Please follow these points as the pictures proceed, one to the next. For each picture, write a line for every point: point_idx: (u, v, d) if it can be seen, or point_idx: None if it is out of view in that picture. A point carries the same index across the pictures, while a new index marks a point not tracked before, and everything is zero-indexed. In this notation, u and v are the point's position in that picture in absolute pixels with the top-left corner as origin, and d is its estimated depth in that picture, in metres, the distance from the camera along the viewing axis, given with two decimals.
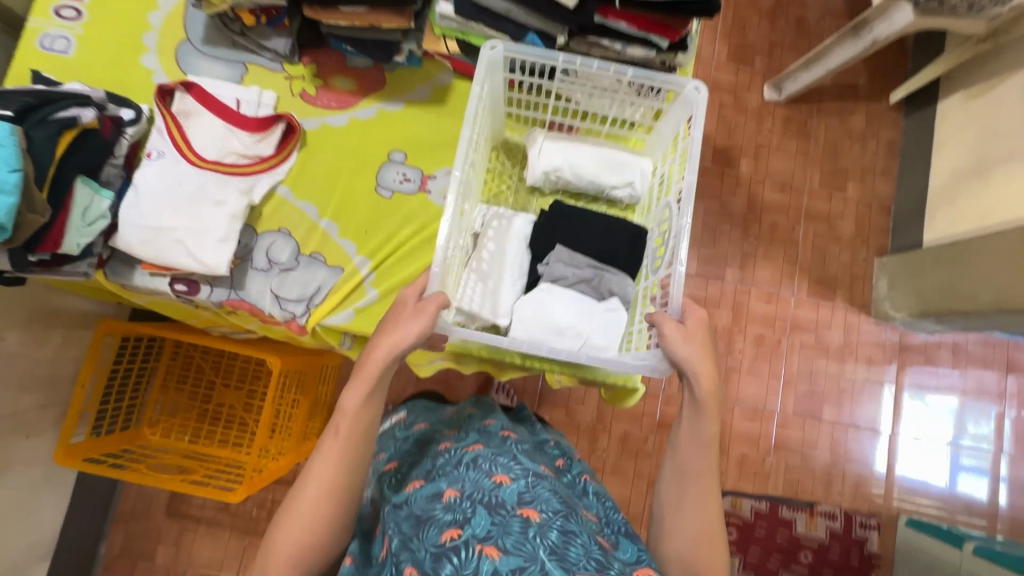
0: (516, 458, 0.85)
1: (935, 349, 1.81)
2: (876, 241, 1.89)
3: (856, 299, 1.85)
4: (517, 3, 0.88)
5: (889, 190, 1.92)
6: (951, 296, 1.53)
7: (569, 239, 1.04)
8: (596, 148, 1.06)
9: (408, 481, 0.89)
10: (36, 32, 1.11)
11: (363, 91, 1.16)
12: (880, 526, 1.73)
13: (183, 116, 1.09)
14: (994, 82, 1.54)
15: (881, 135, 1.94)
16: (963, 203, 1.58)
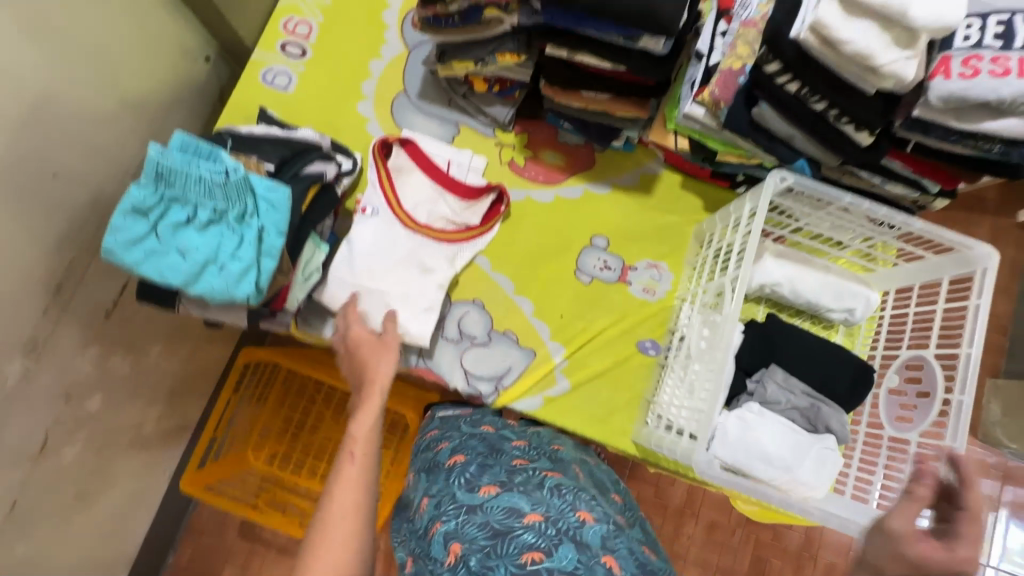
0: (595, 497, 0.72)
1: None
2: (989, 360, 1.58)
3: None
4: (803, 131, 0.85)
5: (1010, 309, 1.62)
6: None
7: (786, 362, 1.01)
8: (826, 272, 1.02)
9: (473, 478, 0.72)
10: (261, 65, 1.10)
11: (571, 168, 1.13)
12: None
13: (396, 172, 1.06)
14: None
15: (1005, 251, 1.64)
16: None
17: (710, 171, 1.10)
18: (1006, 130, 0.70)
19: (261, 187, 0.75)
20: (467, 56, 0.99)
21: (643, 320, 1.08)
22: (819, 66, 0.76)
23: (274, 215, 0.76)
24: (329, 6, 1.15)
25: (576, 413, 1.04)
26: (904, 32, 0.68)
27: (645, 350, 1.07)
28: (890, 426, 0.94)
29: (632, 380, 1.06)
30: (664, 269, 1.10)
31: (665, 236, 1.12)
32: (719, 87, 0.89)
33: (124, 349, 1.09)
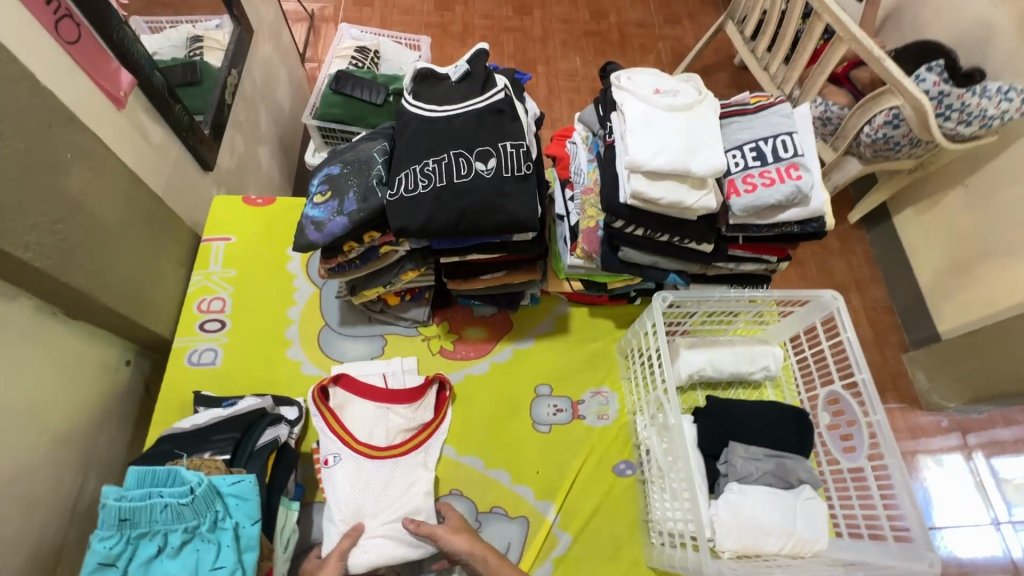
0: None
1: (992, 427, 1.71)
2: (894, 338, 1.87)
3: (904, 397, 1.78)
4: (663, 256, 1.05)
5: (884, 292, 1.94)
6: (995, 381, 1.56)
7: (741, 435, 1.11)
8: (733, 345, 1.18)
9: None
10: (184, 350, 1.16)
11: (494, 335, 1.26)
12: None
13: (339, 409, 1.10)
14: (938, 198, 1.78)
15: (856, 251, 2.01)
16: (968, 294, 1.68)
17: (608, 296, 1.27)
18: (793, 217, 0.94)
19: (225, 485, 0.76)
20: (374, 283, 1.13)
21: (608, 444, 1.16)
22: (651, 214, 0.96)
23: (244, 507, 0.77)
24: (237, 276, 1.26)
25: (588, 562, 1.05)
26: (697, 179, 0.92)
27: (622, 472, 1.13)
28: (844, 459, 1.05)
29: (623, 506, 1.10)
30: (607, 391, 1.22)
31: (595, 361, 1.25)
32: (587, 244, 1.07)
33: None
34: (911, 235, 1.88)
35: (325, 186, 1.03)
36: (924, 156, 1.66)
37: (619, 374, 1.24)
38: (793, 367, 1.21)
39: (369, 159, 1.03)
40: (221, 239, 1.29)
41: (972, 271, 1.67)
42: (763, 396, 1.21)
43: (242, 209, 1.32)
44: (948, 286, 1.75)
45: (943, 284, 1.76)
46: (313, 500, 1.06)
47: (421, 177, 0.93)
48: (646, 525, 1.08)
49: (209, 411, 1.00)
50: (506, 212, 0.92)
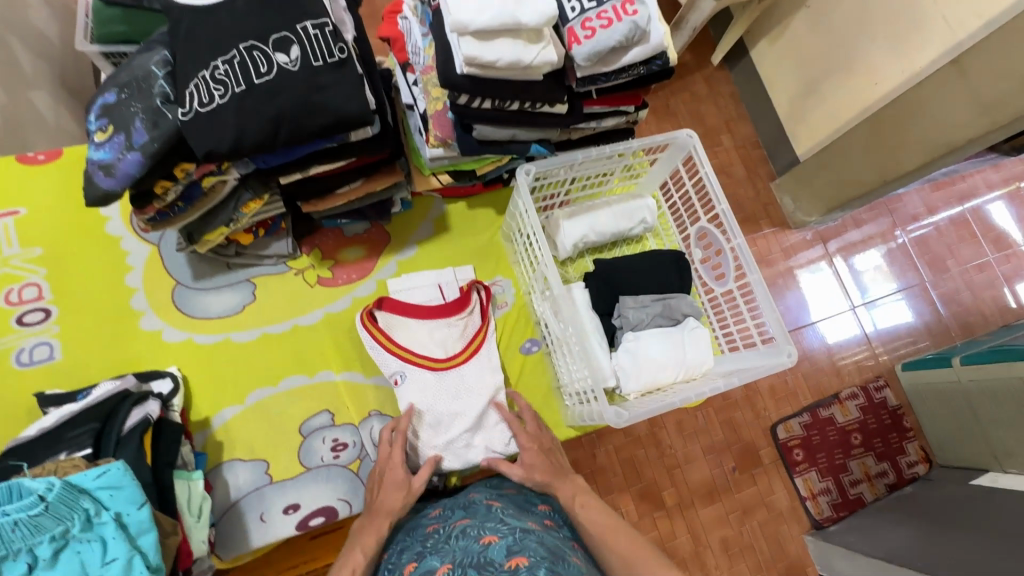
0: (504, 519, 0.75)
1: (845, 230, 1.95)
2: (763, 170, 2.01)
3: (776, 221, 1.97)
4: (520, 127, 0.99)
5: (750, 128, 2.05)
6: (846, 187, 1.73)
7: (630, 288, 1.17)
8: (609, 206, 1.20)
9: (393, 566, 0.74)
10: (8, 353, 0.99)
11: (374, 251, 1.18)
12: (888, 382, 1.85)
13: (393, 331, 1.06)
14: (785, 24, 1.81)
15: (723, 91, 2.07)
16: (814, 115, 1.79)
17: (482, 184, 1.21)
18: (637, 58, 0.90)
19: (89, 481, 0.68)
20: (215, 223, 0.99)
21: (511, 328, 1.18)
22: (493, 81, 0.88)
23: (121, 494, 0.70)
24: (45, 254, 1.05)
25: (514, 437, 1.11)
26: (531, 32, 0.84)
27: (529, 350, 1.18)
28: (716, 285, 1.16)
29: (536, 380, 1.16)
30: (501, 280, 1.21)
31: (484, 254, 1.23)
32: (439, 129, 0.98)
33: None
34: (767, 66, 1.93)
35: (104, 119, 0.82)
36: None
37: (508, 260, 1.23)
38: (667, 214, 1.26)
39: (148, 73, 0.83)
40: (8, 214, 1.05)
41: (818, 90, 1.75)
42: (645, 247, 1.27)
43: (18, 172, 1.06)
44: (799, 112, 1.84)
45: (796, 110, 1.85)
46: (221, 463, 1.01)
47: (213, 84, 0.77)
48: (559, 390, 1.15)
49: (56, 410, 0.88)
50: (331, 111, 0.80)
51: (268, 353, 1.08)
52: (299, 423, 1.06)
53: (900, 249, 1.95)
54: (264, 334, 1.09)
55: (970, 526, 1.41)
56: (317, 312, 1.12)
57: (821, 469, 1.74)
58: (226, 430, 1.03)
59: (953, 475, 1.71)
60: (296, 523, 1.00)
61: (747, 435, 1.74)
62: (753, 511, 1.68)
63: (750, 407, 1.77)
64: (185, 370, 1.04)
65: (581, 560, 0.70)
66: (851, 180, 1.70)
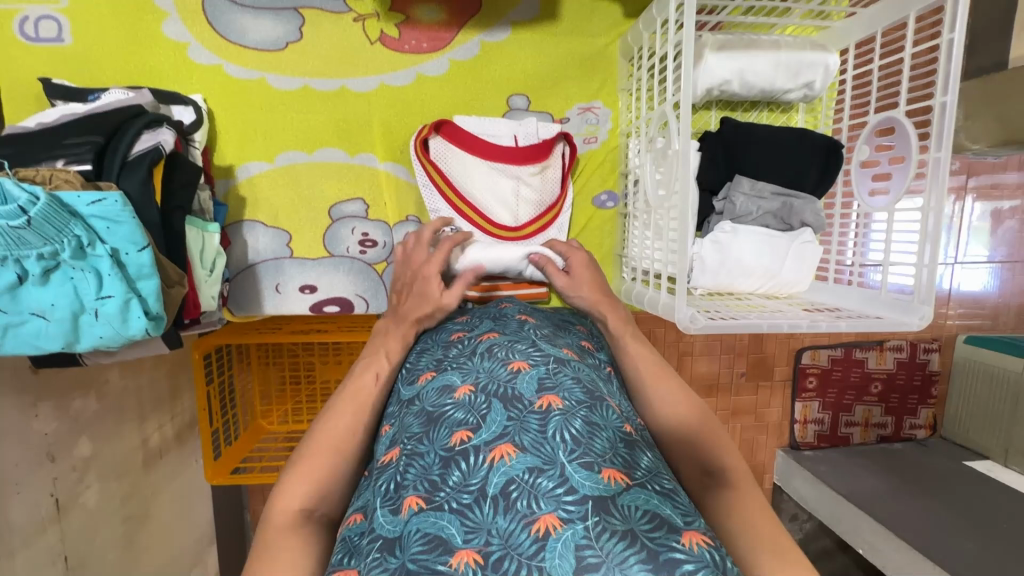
0: (537, 343, 0.65)
1: (1000, 172, 1.47)
2: None
3: None
4: None
5: None
6: None
7: (751, 168, 0.93)
8: (775, 51, 0.88)
9: (413, 367, 0.67)
10: (10, 17, 0.82)
11: (455, 20, 0.91)
12: (941, 347, 1.56)
13: (447, 165, 0.89)
14: None
15: None
16: None
17: None
18: None
19: (82, 205, 0.59)
20: None
21: (592, 170, 0.98)
22: None
23: (120, 231, 0.61)
24: None
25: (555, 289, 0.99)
26: None
27: (603, 205, 0.99)
28: (867, 201, 0.87)
29: (597, 239, 1.00)
30: (599, 108, 0.96)
31: (590, 67, 0.95)
32: None
33: (79, 389, 0.97)
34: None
35: None
36: None
37: (618, 85, 0.96)
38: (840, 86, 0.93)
39: None
40: None
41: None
42: (790, 123, 0.98)
43: None
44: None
45: None
46: (242, 220, 0.92)
47: None
48: (621, 258, 1.00)
49: (63, 107, 0.75)
50: None
51: (308, 113, 0.90)
52: (330, 205, 0.94)
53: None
54: (307, 88, 0.90)
55: (957, 501, 1.34)
56: (373, 79, 0.91)
57: (825, 402, 1.57)
58: (250, 186, 0.91)
59: (951, 451, 1.55)
60: (311, 304, 0.95)
61: (770, 349, 1.53)
62: (741, 416, 1.55)
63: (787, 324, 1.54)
64: (213, 103, 0.88)
65: (617, 394, 0.61)
66: None
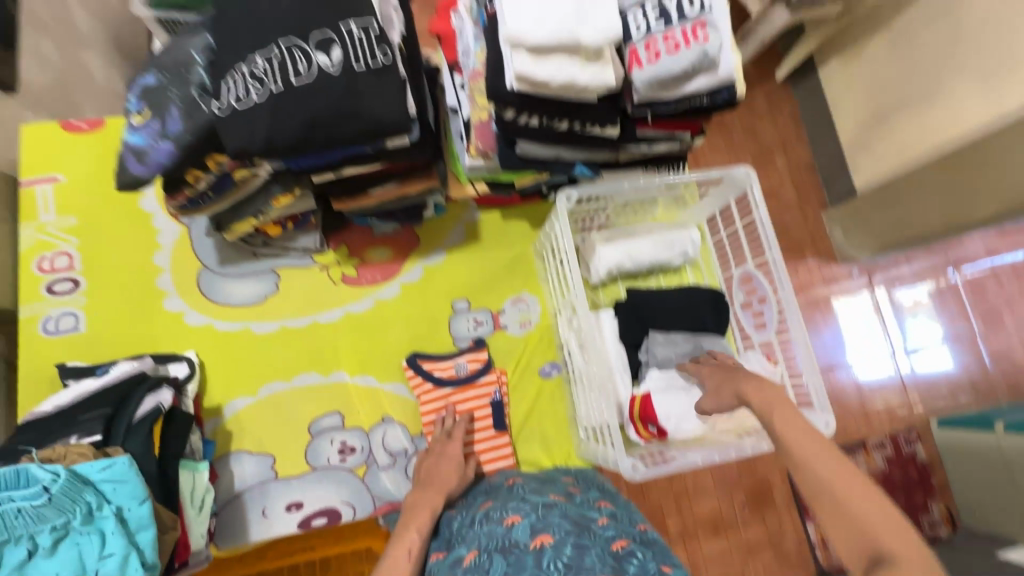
0: (524, 497, 0.80)
1: (897, 268, 1.76)
2: (817, 199, 1.84)
3: (822, 252, 1.79)
4: (566, 147, 0.92)
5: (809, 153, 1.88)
6: (905, 229, 1.56)
7: (660, 323, 1.11)
8: (648, 234, 1.13)
9: (427, 552, 0.80)
10: (35, 320, 1.00)
11: (401, 254, 1.16)
12: (921, 437, 1.66)
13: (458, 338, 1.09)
14: (863, 44, 1.64)
15: (784, 110, 1.89)
16: (881, 147, 1.63)
17: (519, 195, 1.16)
18: (702, 87, 0.83)
19: (93, 473, 0.68)
20: (243, 215, 0.97)
21: (533, 349, 1.15)
22: (544, 99, 0.82)
23: (124, 489, 0.69)
24: (79, 224, 1.06)
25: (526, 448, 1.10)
26: (592, 50, 0.77)
27: (548, 374, 1.14)
28: (756, 334, 1.06)
29: (552, 406, 1.13)
30: (528, 298, 1.18)
31: (512, 269, 1.19)
32: (480, 139, 0.94)
33: None
34: (835, 88, 1.76)
35: (143, 102, 0.81)
36: None
37: (538, 278, 1.19)
38: (711, 248, 1.18)
39: (188, 60, 0.81)
40: (46, 180, 1.06)
41: (889, 121, 1.60)
42: (683, 280, 1.19)
43: (58, 142, 1.07)
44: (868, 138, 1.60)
45: (863, 138, 1.68)
46: (229, 452, 1.01)
47: (250, 80, 0.73)
48: (573, 419, 1.11)
49: (74, 387, 0.89)
50: (364, 117, 0.75)
51: (287, 348, 1.07)
52: (310, 422, 1.05)
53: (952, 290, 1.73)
54: (283, 328, 1.08)
55: None
56: (339, 311, 1.11)
57: None
58: (236, 420, 1.03)
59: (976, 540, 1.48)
60: (298, 522, 1.00)
61: None
62: (759, 552, 1.37)
63: None
64: (203, 355, 1.04)
65: (604, 521, 0.76)
66: (918, 228, 1.50)
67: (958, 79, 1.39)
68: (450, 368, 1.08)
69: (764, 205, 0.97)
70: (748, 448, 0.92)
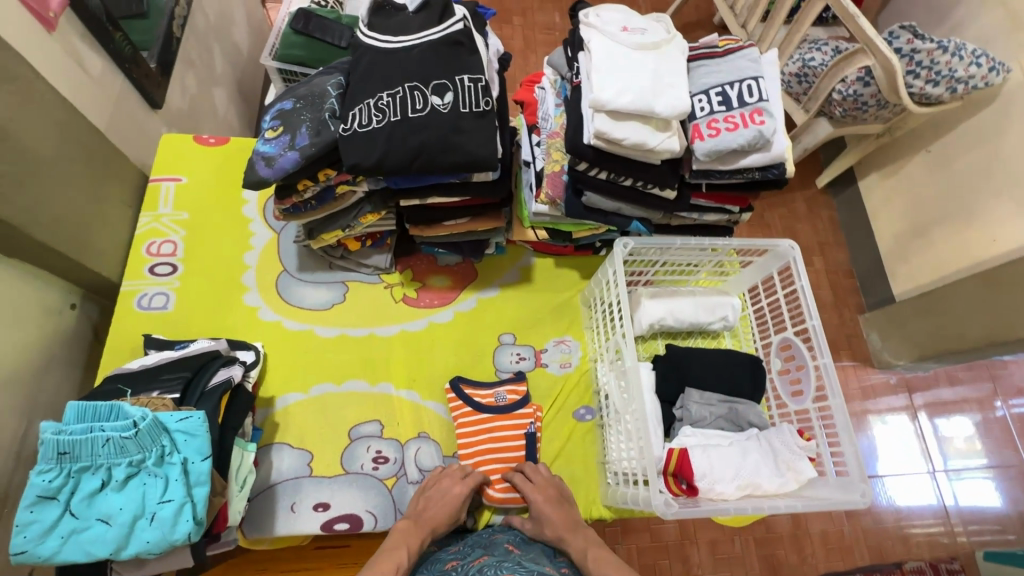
0: (520, 563, 0.83)
1: (935, 384, 1.75)
2: (854, 301, 1.88)
3: (857, 354, 1.80)
4: (626, 203, 1.04)
5: (847, 257, 1.94)
6: (944, 340, 1.56)
7: (697, 380, 1.14)
8: (692, 295, 1.20)
9: None
10: (133, 294, 1.12)
11: (459, 284, 1.25)
12: (965, 568, 1.55)
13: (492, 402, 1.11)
14: (902, 163, 1.76)
15: (822, 215, 2.00)
16: (919, 258, 1.68)
17: (573, 246, 1.27)
18: (755, 163, 0.94)
19: (172, 421, 0.75)
20: (332, 226, 1.09)
21: (570, 390, 1.19)
22: (616, 156, 0.94)
23: (193, 442, 0.75)
24: (189, 219, 1.21)
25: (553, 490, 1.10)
26: (660, 120, 0.90)
27: (582, 418, 1.17)
28: (792, 402, 1.09)
29: (582, 450, 1.15)
30: (569, 341, 1.24)
31: (558, 313, 1.26)
32: (551, 188, 1.05)
33: None
34: (874, 200, 1.86)
35: (277, 121, 0.97)
36: (884, 117, 1.62)
37: (582, 325, 1.26)
38: (751, 317, 1.23)
39: (323, 92, 0.98)
40: (171, 179, 1.23)
41: (928, 235, 1.67)
42: (721, 345, 1.23)
43: (189, 150, 1.25)
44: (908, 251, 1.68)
45: (900, 249, 1.75)
46: (272, 442, 1.06)
47: (374, 111, 0.88)
48: (603, 466, 1.13)
49: (155, 355, 0.97)
50: (462, 152, 0.88)
51: (343, 353, 1.15)
52: (351, 427, 1.09)
53: (998, 421, 1.71)
54: (344, 334, 1.17)
55: None
56: (395, 327, 1.19)
57: None
58: (284, 413, 1.09)
59: None
60: (322, 523, 1.01)
61: None
62: None
63: (795, 549, 1.54)
64: (267, 348, 1.13)
65: None
66: (955, 337, 1.53)
67: (994, 203, 1.48)
68: (490, 396, 1.12)
69: (808, 277, 1.04)
70: (781, 504, 0.92)
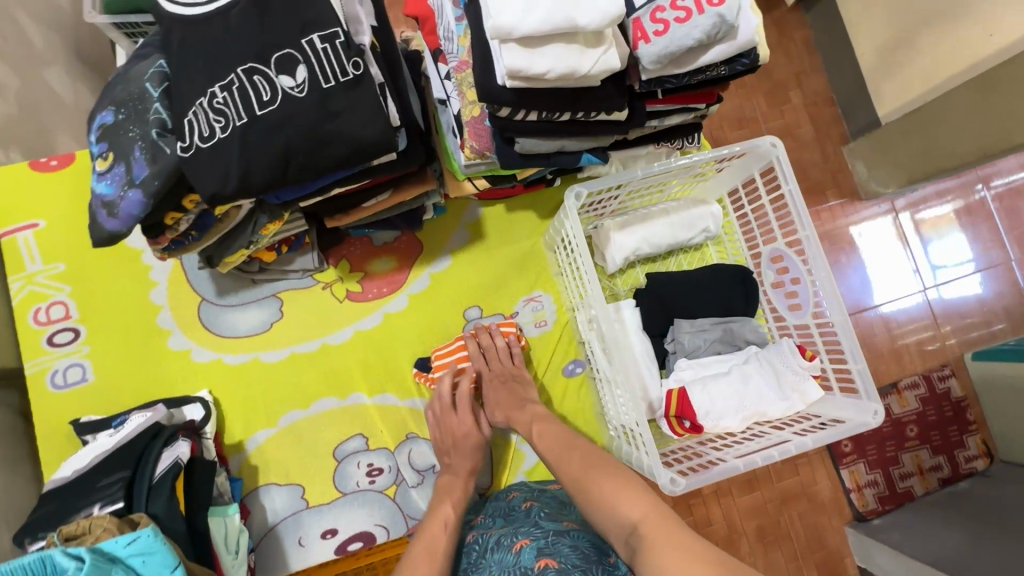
0: (538, 522, 0.79)
1: (927, 195, 1.54)
2: (837, 133, 1.59)
3: (843, 191, 1.56)
4: (569, 137, 0.83)
5: (822, 85, 1.60)
6: (934, 160, 1.32)
7: (687, 309, 1.05)
8: (666, 215, 1.05)
9: None
10: (43, 374, 0.98)
11: (405, 263, 1.10)
12: (955, 371, 1.49)
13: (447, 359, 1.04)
14: None
15: (793, 38, 1.61)
16: (905, 71, 1.35)
17: (522, 185, 1.07)
18: (719, 57, 0.73)
19: (121, 548, 0.66)
20: (233, 246, 0.90)
21: (553, 349, 1.10)
22: (543, 91, 0.73)
23: (155, 558, 0.68)
24: (68, 270, 1.01)
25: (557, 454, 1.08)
26: (589, 33, 0.67)
27: (572, 373, 1.10)
28: (790, 315, 1.01)
29: (580, 405, 1.09)
30: (541, 295, 1.12)
31: (523, 266, 1.12)
32: (475, 139, 0.85)
33: None
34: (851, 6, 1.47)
35: (104, 144, 0.73)
36: None
37: (551, 273, 1.13)
38: (733, 222, 1.09)
39: (143, 91, 0.72)
40: (27, 227, 1.01)
41: (914, 41, 1.31)
42: (705, 257, 1.12)
43: (35, 185, 1.02)
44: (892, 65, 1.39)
45: (884, 63, 1.41)
46: (256, 486, 1.00)
47: (213, 114, 0.65)
48: (603, 416, 1.08)
49: (94, 444, 0.87)
50: (344, 140, 0.67)
51: (300, 375, 1.04)
52: (333, 447, 1.03)
53: (980, 206, 1.55)
54: (294, 354, 1.04)
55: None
56: (348, 330, 1.06)
57: (870, 461, 1.42)
58: (259, 453, 1.01)
59: (1017, 475, 1.36)
60: (334, 548, 0.99)
61: None
62: (794, 501, 1.38)
63: None
64: (217, 392, 1.02)
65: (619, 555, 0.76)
66: (945, 154, 1.28)
67: None
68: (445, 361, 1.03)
69: (797, 181, 0.89)
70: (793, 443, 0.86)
